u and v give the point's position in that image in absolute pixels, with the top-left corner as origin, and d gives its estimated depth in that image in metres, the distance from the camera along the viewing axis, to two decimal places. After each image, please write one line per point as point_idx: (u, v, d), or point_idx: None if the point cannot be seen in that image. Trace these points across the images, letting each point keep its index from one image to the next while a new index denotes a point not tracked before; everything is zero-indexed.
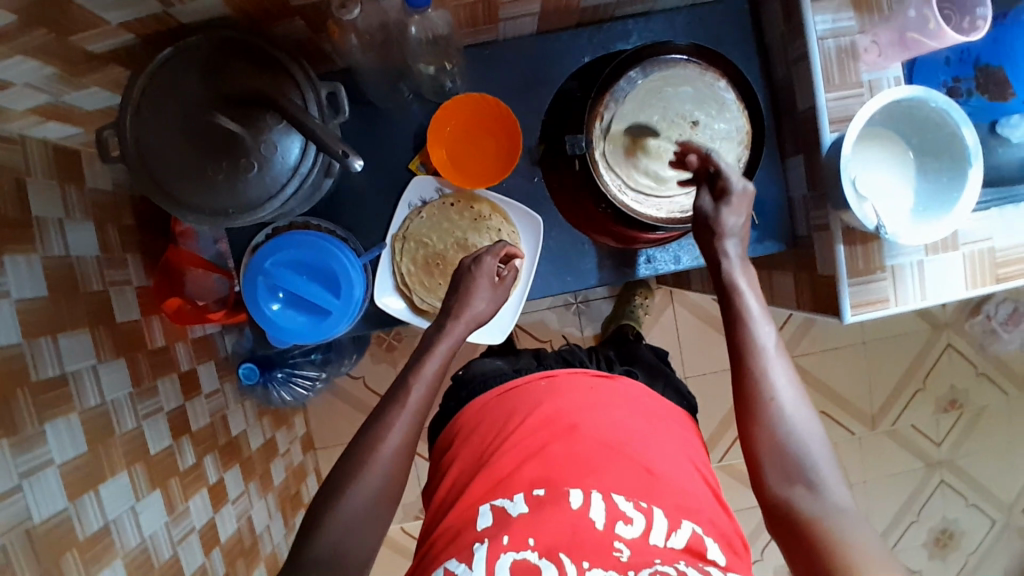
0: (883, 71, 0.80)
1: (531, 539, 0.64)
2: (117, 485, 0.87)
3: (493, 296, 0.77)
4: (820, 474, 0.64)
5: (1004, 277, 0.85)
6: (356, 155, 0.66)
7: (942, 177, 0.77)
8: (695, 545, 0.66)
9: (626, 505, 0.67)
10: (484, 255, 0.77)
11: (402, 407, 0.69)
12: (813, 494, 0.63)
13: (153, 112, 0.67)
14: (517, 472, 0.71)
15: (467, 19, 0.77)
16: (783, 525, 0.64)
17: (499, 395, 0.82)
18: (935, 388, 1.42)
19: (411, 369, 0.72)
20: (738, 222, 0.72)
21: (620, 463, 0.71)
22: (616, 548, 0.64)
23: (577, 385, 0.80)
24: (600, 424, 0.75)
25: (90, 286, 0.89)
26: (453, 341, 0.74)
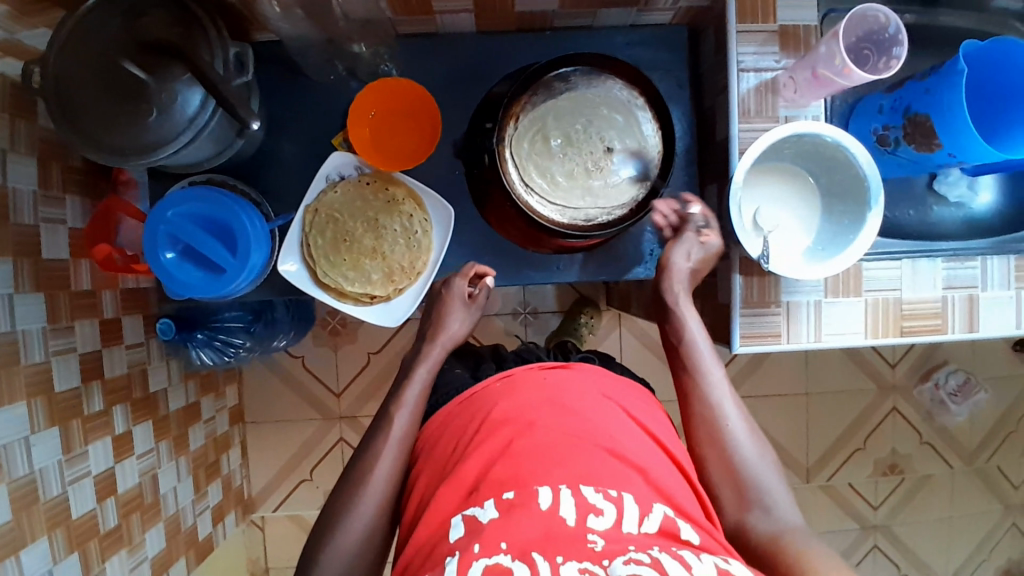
0: (801, 109, 0.81)
1: (503, 543, 0.59)
2: (14, 414, 0.89)
3: (467, 315, 0.87)
4: (772, 498, 0.70)
5: (909, 331, 0.84)
6: (257, 119, 0.71)
7: (844, 222, 0.77)
8: (669, 527, 0.63)
9: (595, 497, 0.63)
10: (454, 279, 0.87)
11: (387, 436, 0.77)
12: (767, 515, 0.69)
13: (71, 51, 0.70)
14: (485, 475, 0.67)
15: (401, 7, 0.80)
16: (742, 546, 0.69)
17: (459, 404, 0.79)
18: (876, 450, 1.39)
19: (394, 399, 0.80)
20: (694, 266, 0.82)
21: (585, 452, 0.67)
22: (589, 539, 0.59)
23: (532, 378, 0.77)
24: (559, 418, 0.71)
25: (21, 219, 0.92)
26: (431, 363, 0.83)
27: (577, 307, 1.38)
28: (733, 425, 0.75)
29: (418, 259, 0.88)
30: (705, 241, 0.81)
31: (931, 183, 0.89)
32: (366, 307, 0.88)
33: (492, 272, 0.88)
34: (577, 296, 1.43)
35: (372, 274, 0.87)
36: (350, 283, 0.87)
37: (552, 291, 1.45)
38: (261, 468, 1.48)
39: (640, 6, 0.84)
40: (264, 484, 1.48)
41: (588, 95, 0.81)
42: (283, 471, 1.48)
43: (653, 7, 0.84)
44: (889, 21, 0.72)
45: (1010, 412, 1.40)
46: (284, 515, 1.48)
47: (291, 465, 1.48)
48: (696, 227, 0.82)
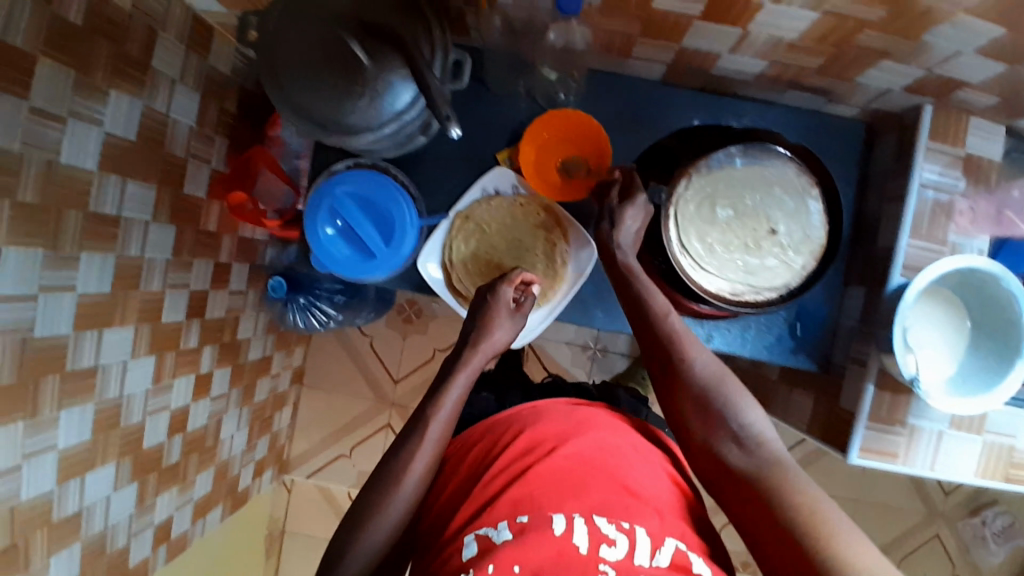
0: (970, 239, 0.80)
1: (516, 565, 0.61)
2: (121, 336, 0.90)
3: (513, 325, 0.80)
4: (752, 429, 0.67)
5: (1013, 479, 0.83)
6: (459, 125, 0.71)
7: (991, 358, 0.76)
8: (681, 561, 0.64)
9: (608, 527, 0.64)
10: (502, 284, 0.80)
11: (422, 436, 0.70)
12: (744, 449, 0.67)
13: (297, 15, 0.70)
14: (501, 492, 0.68)
15: (603, 43, 0.80)
16: (728, 484, 0.67)
17: (484, 427, 0.81)
18: (907, 572, 1.38)
19: (433, 398, 0.73)
20: (635, 224, 0.80)
21: (602, 485, 0.68)
22: (601, 571, 0.61)
23: (558, 411, 0.79)
24: (580, 450, 0.72)
25: (174, 149, 0.93)
26: (470, 373, 0.75)
27: None
28: (705, 374, 0.71)
29: (549, 287, 0.88)
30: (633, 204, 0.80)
31: None
32: None
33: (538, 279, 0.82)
34: None
35: None
36: None
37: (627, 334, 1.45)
38: (305, 433, 1.49)
39: (831, 96, 0.84)
40: (304, 449, 1.49)
41: (765, 172, 0.82)
42: (325, 441, 1.49)
43: (843, 100, 0.84)
44: None
45: None
46: (314, 483, 1.49)
47: (333, 437, 1.49)
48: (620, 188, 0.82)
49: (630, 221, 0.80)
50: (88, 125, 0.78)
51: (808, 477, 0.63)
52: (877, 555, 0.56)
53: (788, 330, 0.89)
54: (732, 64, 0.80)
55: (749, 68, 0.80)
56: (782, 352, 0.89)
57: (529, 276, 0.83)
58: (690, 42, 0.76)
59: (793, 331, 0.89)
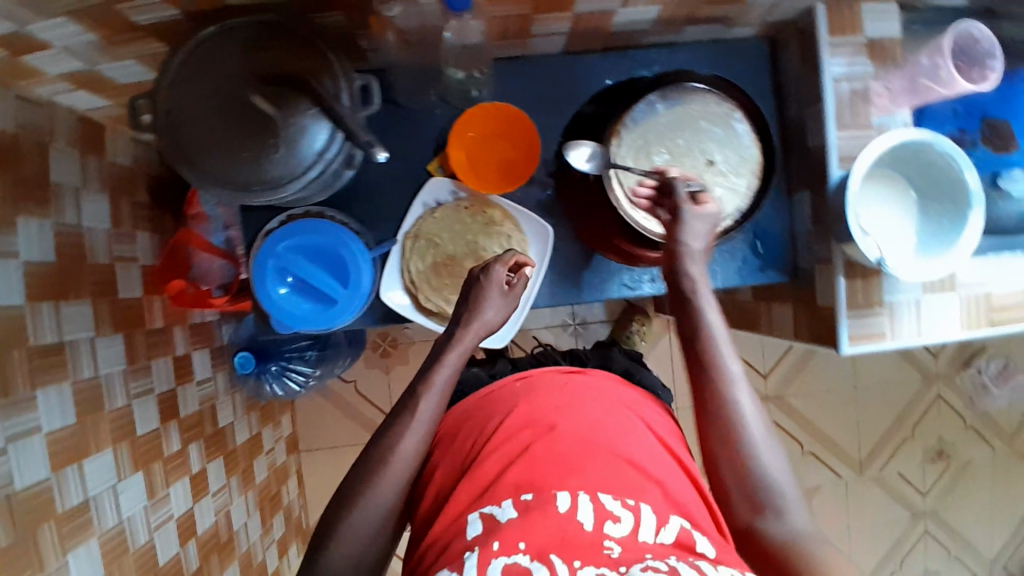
0: (892, 116, 0.82)
1: (522, 543, 0.62)
2: (101, 462, 0.85)
3: (503, 304, 0.79)
4: (784, 497, 0.66)
5: (998, 322, 0.87)
6: (382, 148, 0.70)
7: (944, 222, 0.79)
8: (684, 539, 0.66)
9: (613, 504, 0.67)
10: (493, 264, 0.79)
11: (413, 416, 0.72)
12: (780, 519, 0.65)
13: (192, 84, 0.68)
14: (500, 477, 0.71)
15: (500, 33, 0.80)
16: (754, 551, 0.66)
17: (477, 401, 0.84)
18: (924, 439, 1.43)
19: (422, 381, 0.75)
20: (697, 238, 0.76)
21: (601, 459, 0.72)
22: (606, 546, 0.63)
23: (552, 385, 0.82)
24: (575, 423, 0.76)
25: (98, 258, 0.89)
26: (462, 349, 0.77)
27: (630, 315, 1.40)
28: (752, 425, 0.70)
29: None
30: (703, 208, 0.76)
31: (994, 181, 0.90)
32: None
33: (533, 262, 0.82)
34: (626, 305, 1.44)
35: None
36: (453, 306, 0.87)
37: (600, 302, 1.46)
38: (315, 497, 1.45)
39: (728, 21, 0.86)
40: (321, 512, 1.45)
41: (689, 110, 0.83)
42: None
43: (738, 23, 0.86)
44: (984, 37, 0.77)
45: None
46: None
47: None
48: (686, 193, 0.76)
49: (692, 233, 0.75)
50: (4, 259, 0.73)
51: (835, 552, 0.62)
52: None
53: (750, 251, 0.91)
54: (628, 16, 0.81)
55: (645, 16, 0.82)
56: (752, 273, 0.91)
57: (524, 258, 0.83)
58: (582, 8, 0.77)
59: (755, 250, 0.91)
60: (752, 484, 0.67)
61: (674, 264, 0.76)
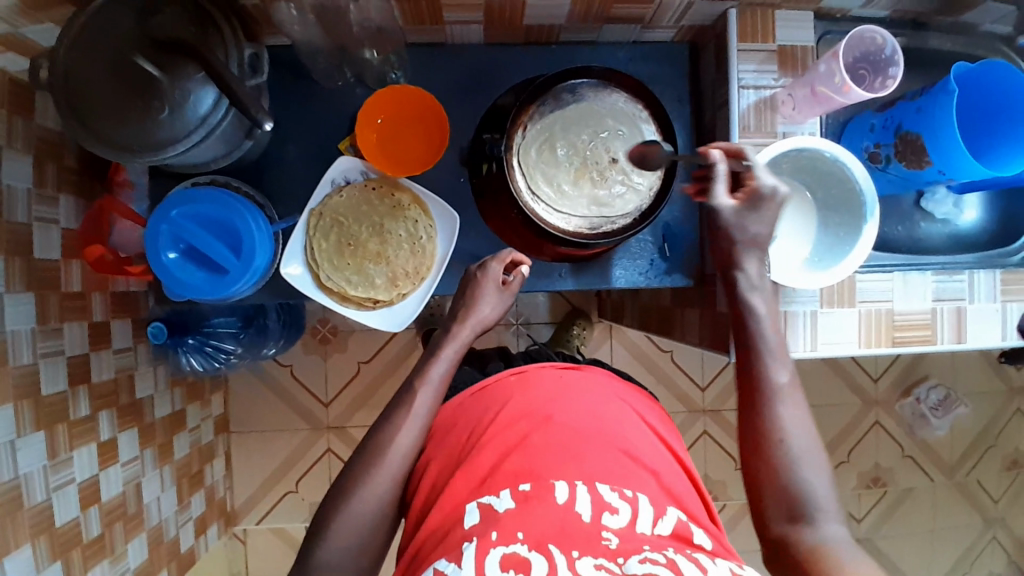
0: (800, 125, 0.84)
1: (520, 533, 0.62)
2: (0, 416, 0.85)
3: (499, 300, 0.83)
4: (823, 510, 0.67)
5: (900, 342, 0.87)
6: (269, 120, 0.71)
7: (839, 234, 0.80)
8: (682, 531, 0.67)
9: (610, 495, 0.66)
10: (491, 261, 0.83)
11: (407, 412, 0.75)
12: (813, 528, 0.66)
13: (83, 45, 0.69)
14: (497, 466, 0.70)
15: (413, 16, 0.82)
16: (781, 557, 0.66)
17: (471, 394, 0.80)
18: (859, 464, 1.41)
19: (419, 374, 0.78)
20: (765, 229, 0.73)
21: (600, 449, 0.71)
22: (604, 537, 0.63)
23: (546, 377, 0.79)
24: (573, 413, 0.75)
25: (15, 217, 0.90)
26: (459, 344, 0.80)
27: (570, 320, 1.40)
28: (794, 436, 0.69)
29: (422, 265, 0.89)
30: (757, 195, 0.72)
31: (919, 201, 0.93)
32: (369, 311, 0.88)
33: (529, 261, 0.85)
34: (569, 307, 1.44)
35: (376, 278, 0.88)
36: (354, 287, 0.87)
37: (543, 302, 1.44)
38: (245, 479, 1.46)
39: (643, 23, 0.87)
40: (248, 496, 1.46)
41: (598, 107, 0.84)
42: (268, 482, 1.46)
43: (655, 25, 0.87)
44: (886, 43, 0.75)
45: (989, 426, 1.43)
46: (268, 528, 1.45)
47: (276, 476, 1.46)
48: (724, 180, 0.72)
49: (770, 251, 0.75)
50: None
51: (867, 560, 0.63)
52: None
53: (658, 254, 0.93)
54: (541, 10, 0.82)
55: (558, 11, 0.83)
56: (658, 276, 0.93)
57: (520, 257, 0.86)
58: None
59: (663, 253, 0.93)
60: (789, 493, 0.67)
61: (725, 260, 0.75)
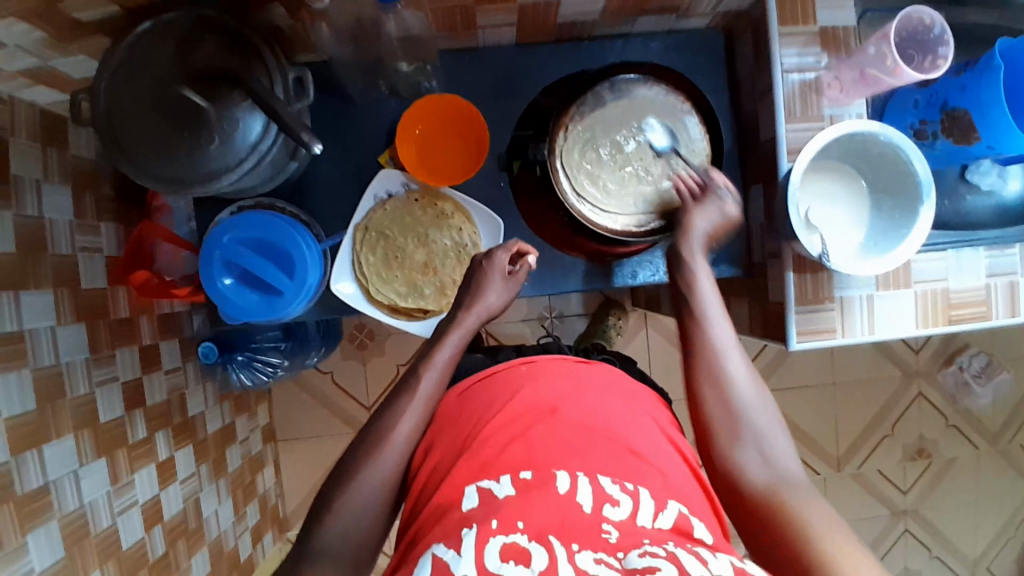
0: (845, 108, 0.83)
1: (520, 523, 0.59)
2: (61, 448, 0.86)
3: (505, 289, 0.83)
4: (775, 450, 0.70)
5: (957, 319, 0.86)
6: (316, 141, 0.67)
7: (894, 216, 0.79)
8: (683, 525, 0.63)
9: (612, 489, 0.64)
10: (497, 250, 0.84)
11: (412, 397, 0.75)
12: (762, 465, 0.68)
13: (127, 81, 0.69)
14: (499, 455, 0.68)
15: (444, 24, 0.80)
16: (745, 504, 0.67)
17: (478, 382, 0.81)
18: (903, 436, 1.41)
19: (423, 360, 0.79)
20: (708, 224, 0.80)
21: (604, 444, 0.69)
22: (604, 530, 0.60)
23: (555, 370, 0.79)
24: (581, 407, 0.74)
25: (60, 248, 0.90)
26: (463, 332, 0.81)
27: (605, 310, 1.40)
28: (742, 390, 0.73)
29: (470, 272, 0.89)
30: (725, 210, 0.81)
31: (964, 174, 0.91)
32: (418, 321, 0.88)
33: (535, 251, 0.85)
34: (603, 298, 1.43)
35: (424, 288, 0.88)
36: (403, 299, 0.88)
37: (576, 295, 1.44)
38: (294, 486, 1.48)
39: (678, 12, 0.85)
40: (298, 502, 1.48)
41: (636, 102, 0.83)
42: (316, 488, 1.47)
43: (691, 13, 0.86)
44: (934, 22, 0.74)
45: None
46: None
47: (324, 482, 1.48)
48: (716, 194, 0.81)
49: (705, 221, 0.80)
50: None
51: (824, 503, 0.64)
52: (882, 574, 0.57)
53: None
54: (574, 7, 0.81)
55: (592, 7, 0.81)
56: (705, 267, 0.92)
57: (526, 247, 0.87)
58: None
59: None
60: (739, 433, 0.70)
61: (677, 242, 0.80)
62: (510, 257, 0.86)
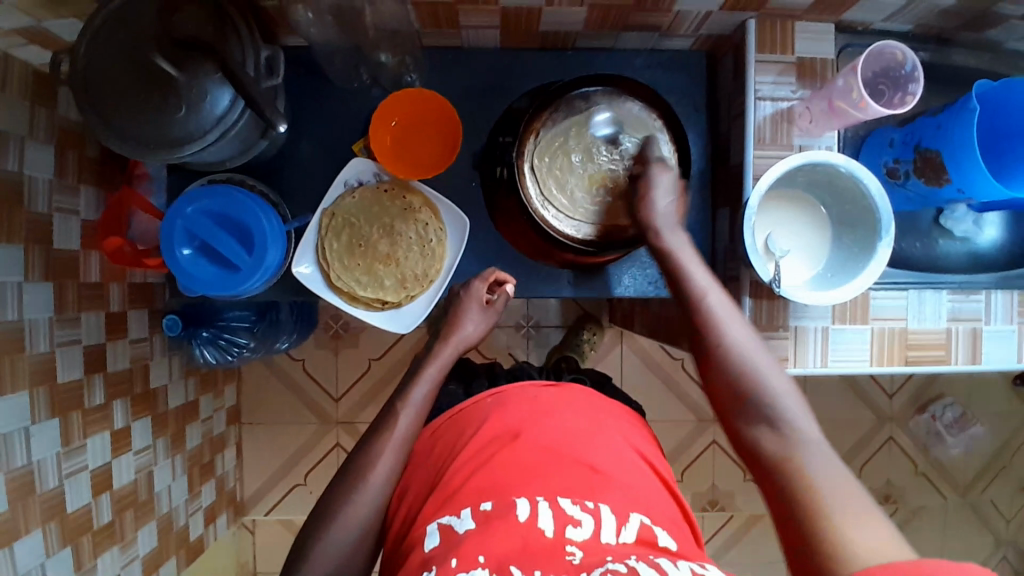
0: (816, 139, 0.83)
1: (480, 557, 0.58)
2: (15, 403, 0.86)
3: (482, 318, 0.87)
4: (790, 417, 0.64)
5: (913, 361, 0.85)
6: (284, 122, 0.73)
7: (853, 248, 0.79)
8: (645, 536, 0.63)
9: (573, 509, 0.63)
10: (473, 280, 0.88)
11: (388, 438, 0.74)
12: (777, 434, 0.63)
13: (105, 44, 0.71)
14: (462, 486, 0.67)
15: (428, 19, 0.81)
16: (758, 467, 0.63)
17: (449, 418, 0.79)
18: (870, 480, 1.40)
19: (400, 397, 0.77)
20: (670, 199, 0.81)
21: (565, 467, 0.67)
22: (567, 551, 0.59)
23: (523, 398, 0.77)
24: (542, 430, 0.72)
25: (35, 207, 0.90)
26: (441, 363, 0.82)
27: (581, 324, 1.40)
28: (739, 353, 0.70)
29: (431, 268, 0.89)
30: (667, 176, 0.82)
31: (938, 218, 0.90)
32: (376, 311, 0.89)
33: (512, 280, 0.89)
34: (580, 311, 1.43)
35: (384, 280, 0.88)
36: (362, 287, 0.88)
37: (555, 305, 1.44)
38: (255, 470, 1.48)
39: (662, 31, 0.86)
40: (258, 486, 1.48)
41: (609, 114, 0.85)
42: (277, 474, 1.48)
43: (674, 33, 0.87)
44: (906, 59, 0.75)
45: (1005, 446, 1.41)
46: (275, 519, 1.47)
47: (284, 469, 1.48)
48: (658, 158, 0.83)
49: (664, 195, 0.81)
50: None
51: (840, 463, 0.59)
52: (902, 547, 0.49)
53: None
54: (557, 16, 0.82)
55: (575, 17, 0.82)
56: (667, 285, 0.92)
57: (504, 276, 0.90)
58: (508, 3, 0.78)
59: None
60: (753, 420, 0.66)
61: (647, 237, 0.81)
62: (487, 287, 0.89)
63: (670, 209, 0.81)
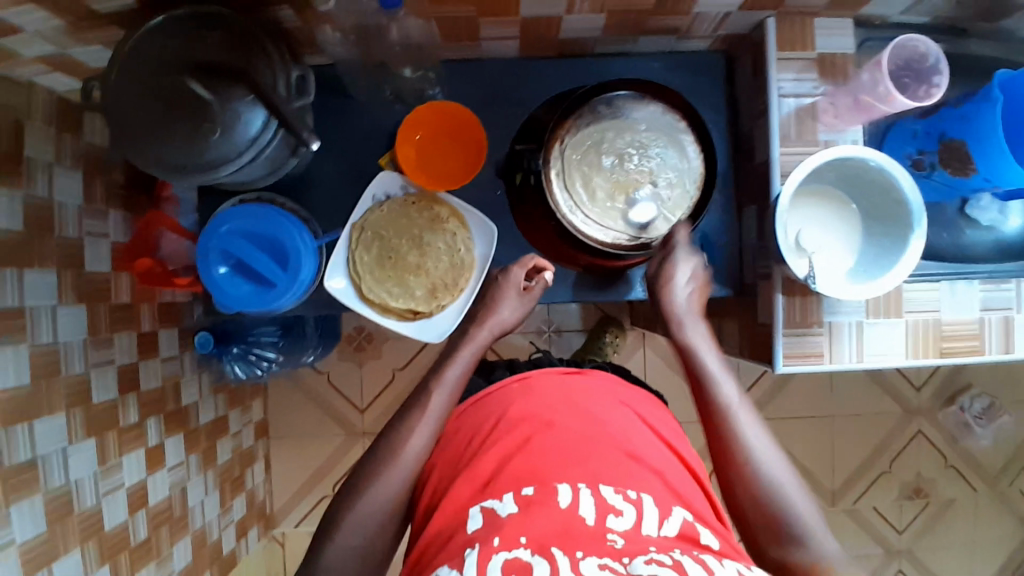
0: (841, 134, 0.83)
1: (522, 537, 0.58)
2: (53, 424, 0.87)
3: (520, 304, 0.85)
4: (813, 533, 0.68)
5: (948, 351, 0.85)
6: (316, 138, 0.73)
7: (883, 243, 0.79)
8: (688, 532, 0.62)
9: (614, 498, 0.63)
10: (513, 267, 0.87)
11: (423, 412, 0.74)
12: (802, 549, 0.67)
13: (136, 72, 0.72)
14: (498, 470, 0.67)
15: (450, 32, 0.82)
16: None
17: (476, 402, 0.79)
18: (900, 472, 1.39)
19: (434, 375, 0.78)
20: (687, 273, 0.84)
21: (603, 452, 0.68)
22: (609, 538, 0.59)
23: (551, 384, 0.77)
24: (576, 417, 0.72)
25: (66, 231, 0.91)
26: (476, 346, 0.81)
27: (603, 326, 1.40)
28: (764, 460, 0.72)
29: (461, 276, 0.90)
30: (693, 275, 0.84)
31: (963, 209, 0.89)
32: (409, 322, 0.89)
33: (551, 267, 0.87)
34: (602, 315, 1.43)
35: (415, 290, 0.89)
36: (394, 298, 0.88)
37: (576, 310, 1.44)
38: (283, 484, 1.49)
39: (679, 33, 0.87)
40: (286, 500, 1.48)
41: (632, 119, 0.86)
42: (305, 486, 1.49)
43: (692, 35, 0.87)
44: (931, 54, 0.76)
45: None
46: (304, 532, 1.48)
47: (312, 481, 1.48)
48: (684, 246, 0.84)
49: (681, 284, 0.83)
50: None
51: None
52: None
53: None
54: (577, 24, 0.83)
55: (594, 24, 0.83)
56: None
57: (543, 263, 0.88)
58: (528, 13, 0.78)
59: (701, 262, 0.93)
60: (772, 518, 0.69)
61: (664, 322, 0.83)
62: (527, 273, 0.88)
63: (688, 301, 0.83)
